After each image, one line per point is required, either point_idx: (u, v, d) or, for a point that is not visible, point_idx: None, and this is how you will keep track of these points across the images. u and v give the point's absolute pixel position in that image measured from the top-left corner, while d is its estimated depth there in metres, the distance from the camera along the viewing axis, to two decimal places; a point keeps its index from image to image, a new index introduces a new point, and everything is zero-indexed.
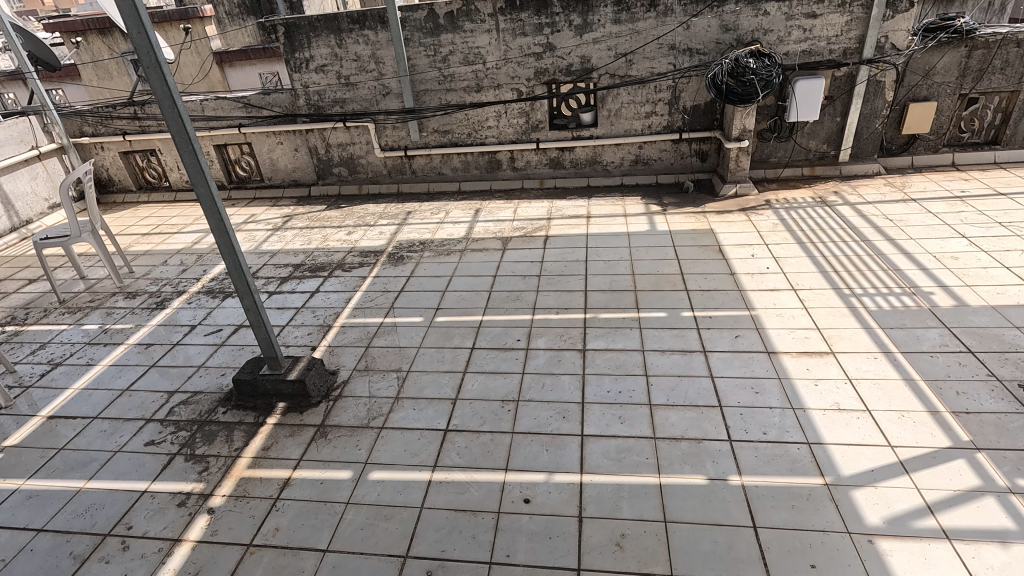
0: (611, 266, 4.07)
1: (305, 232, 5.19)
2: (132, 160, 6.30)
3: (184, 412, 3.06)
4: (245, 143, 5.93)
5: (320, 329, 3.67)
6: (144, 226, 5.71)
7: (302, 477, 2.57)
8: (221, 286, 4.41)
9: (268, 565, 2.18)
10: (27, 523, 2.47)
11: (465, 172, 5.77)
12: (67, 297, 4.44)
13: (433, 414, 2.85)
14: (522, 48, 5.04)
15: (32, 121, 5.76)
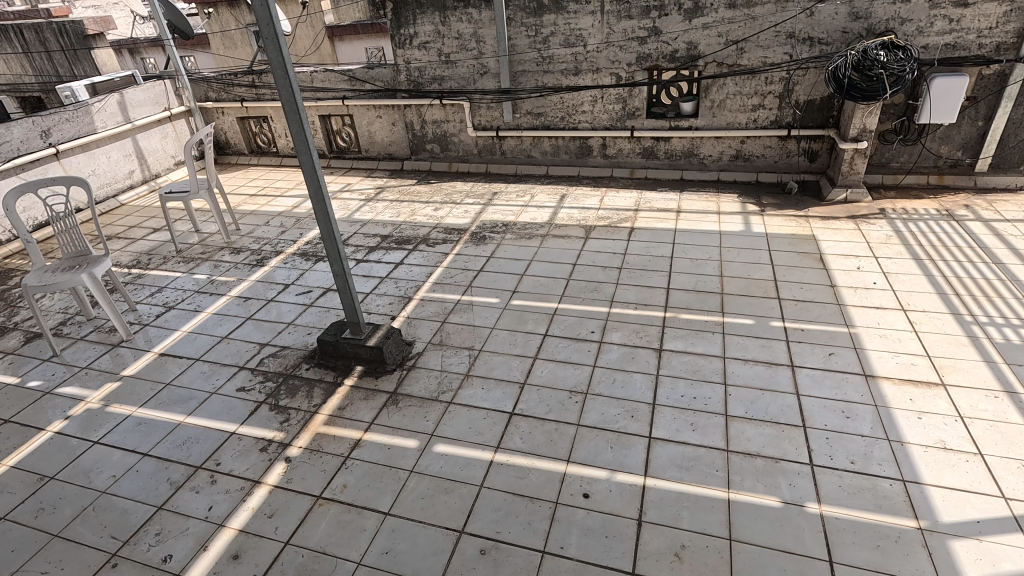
0: (698, 265, 3.89)
1: (395, 205, 5.36)
2: (247, 125, 6.78)
3: (272, 364, 3.29)
4: (347, 115, 6.20)
5: (400, 300, 3.79)
6: (252, 188, 6.14)
7: (372, 440, 2.69)
8: (315, 250, 4.67)
9: (335, 519, 2.31)
10: (135, 447, 2.77)
11: (555, 156, 5.71)
12: (183, 248, 4.88)
13: (500, 396, 2.88)
14: (626, 32, 4.88)
15: (166, 85, 6.34)
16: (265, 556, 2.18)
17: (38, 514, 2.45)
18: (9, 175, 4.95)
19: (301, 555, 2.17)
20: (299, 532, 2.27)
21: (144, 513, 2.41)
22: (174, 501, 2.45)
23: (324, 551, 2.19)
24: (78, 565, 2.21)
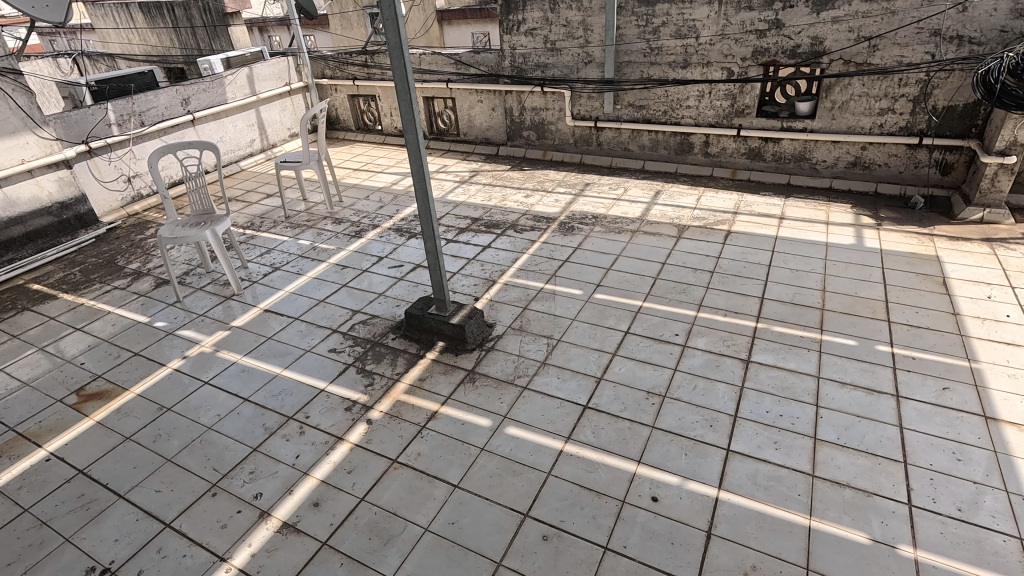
0: (798, 277, 3.65)
1: (488, 189, 5.46)
2: (356, 103, 7.13)
3: (362, 331, 3.48)
4: (450, 98, 6.36)
5: (485, 282, 3.87)
6: (356, 163, 6.48)
7: (447, 414, 2.78)
8: (409, 226, 4.86)
9: (407, 483, 2.42)
10: (238, 391, 3.05)
11: (653, 151, 5.55)
12: (292, 214, 5.26)
13: (575, 388, 2.87)
14: (744, 24, 4.62)
15: (289, 62, 6.80)
16: (342, 508, 2.33)
17: (156, 440, 2.76)
18: (153, 137, 5.54)
19: (374, 512, 2.30)
20: (374, 490, 2.40)
21: (242, 452, 2.65)
22: (267, 445, 2.68)
23: (395, 512, 2.30)
24: (184, 490, 2.47)
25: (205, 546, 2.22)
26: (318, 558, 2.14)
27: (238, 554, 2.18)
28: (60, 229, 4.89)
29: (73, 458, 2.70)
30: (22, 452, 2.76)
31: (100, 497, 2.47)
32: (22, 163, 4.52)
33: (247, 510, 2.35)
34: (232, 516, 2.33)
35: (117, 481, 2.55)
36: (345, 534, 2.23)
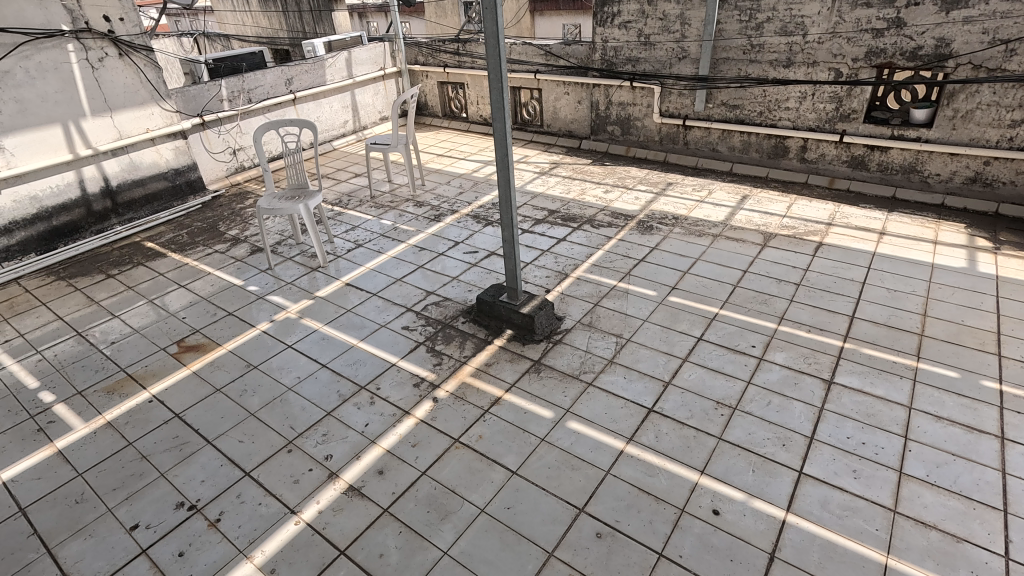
0: (895, 298, 3.38)
1: (567, 182, 5.43)
2: (445, 90, 7.27)
3: (434, 312, 3.58)
4: (536, 89, 6.36)
5: (557, 275, 3.87)
6: (439, 149, 6.64)
7: (511, 401, 2.82)
8: (486, 214, 4.93)
9: (467, 464, 2.48)
10: (317, 357, 3.24)
11: (743, 153, 5.30)
12: (377, 194, 5.48)
13: (641, 390, 2.82)
14: (859, 22, 4.30)
15: (385, 48, 7.05)
16: (403, 479, 2.43)
17: (242, 394, 2.99)
18: (258, 114, 5.93)
19: (434, 487, 2.38)
20: (435, 466, 2.48)
21: (317, 414, 2.82)
22: (339, 411, 2.83)
23: (453, 489, 2.37)
24: (264, 443, 2.66)
25: (278, 497, 2.38)
26: (379, 523, 2.25)
27: (307, 509, 2.32)
28: (173, 194, 5.36)
29: (172, 402, 2.97)
30: (129, 392, 3.07)
31: (192, 440, 2.71)
32: (147, 132, 5.00)
33: (317, 469, 2.50)
34: (304, 472, 2.49)
35: (206, 428, 2.78)
36: (405, 504, 2.32)
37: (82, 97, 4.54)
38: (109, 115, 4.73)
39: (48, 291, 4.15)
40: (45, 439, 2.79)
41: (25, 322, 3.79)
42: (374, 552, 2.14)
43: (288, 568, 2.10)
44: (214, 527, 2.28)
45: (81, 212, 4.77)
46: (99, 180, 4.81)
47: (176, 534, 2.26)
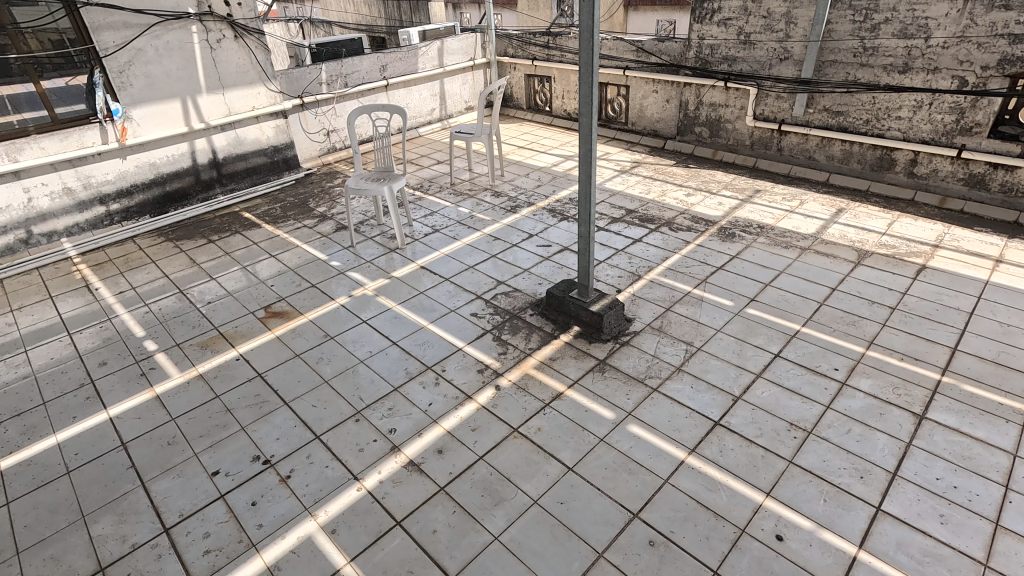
0: (1007, 333, 3.06)
1: (647, 182, 5.31)
2: (531, 83, 7.25)
3: (503, 301, 3.63)
4: (624, 86, 6.23)
5: (630, 276, 3.80)
6: (521, 141, 6.68)
7: (572, 397, 2.81)
8: (562, 208, 4.91)
9: (524, 454, 2.50)
10: (389, 334, 3.36)
11: (843, 164, 4.95)
12: (456, 182, 5.59)
13: (708, 402, 2.72)
14: (993, 26, 3.89)
15: (476, 38, 7.15)
16: (461, 461, 2.48)
17: (318, 362, 3.16)
18: (353, 98, 6.20)
19: (489, 473, 2.42)
20: (492, 452, 2.52)
21: (384, 388, 2.93)
22: (406, 388, 2.93)
23: (509, 477, 2.40)
24: (335, 410, 2.81)
25: (343, 463, 2.51)
26: (435, 500, 2.31)
27: (369, 477, 2.43)
28: (270, 169, 5.72)
29: (256, 362, 3.19)
30: (220, 349, 3.33)
31: (271, 400, 2.90)
32: (252, 110, 5.35)
33: (381, 441, 2.61)
34: (369, 443, 2.60)
35: (284, 390, 2.97)
36: (461, 485, 2.37)
37: (200, 75, 4.93)
38: (221, 93, 5.11)
39: (158, 251, 4.56)
40: (146, 383, 3.08)
41: (136, 277, 4.19)
42: (428, 527, 2.20)
43: (348, 530, 2.21)
44: (284, 482, 2.44)
45: (190, 180, 5.20)
46: (208, 152, 5.21)
47: (251, 485, 2.43)
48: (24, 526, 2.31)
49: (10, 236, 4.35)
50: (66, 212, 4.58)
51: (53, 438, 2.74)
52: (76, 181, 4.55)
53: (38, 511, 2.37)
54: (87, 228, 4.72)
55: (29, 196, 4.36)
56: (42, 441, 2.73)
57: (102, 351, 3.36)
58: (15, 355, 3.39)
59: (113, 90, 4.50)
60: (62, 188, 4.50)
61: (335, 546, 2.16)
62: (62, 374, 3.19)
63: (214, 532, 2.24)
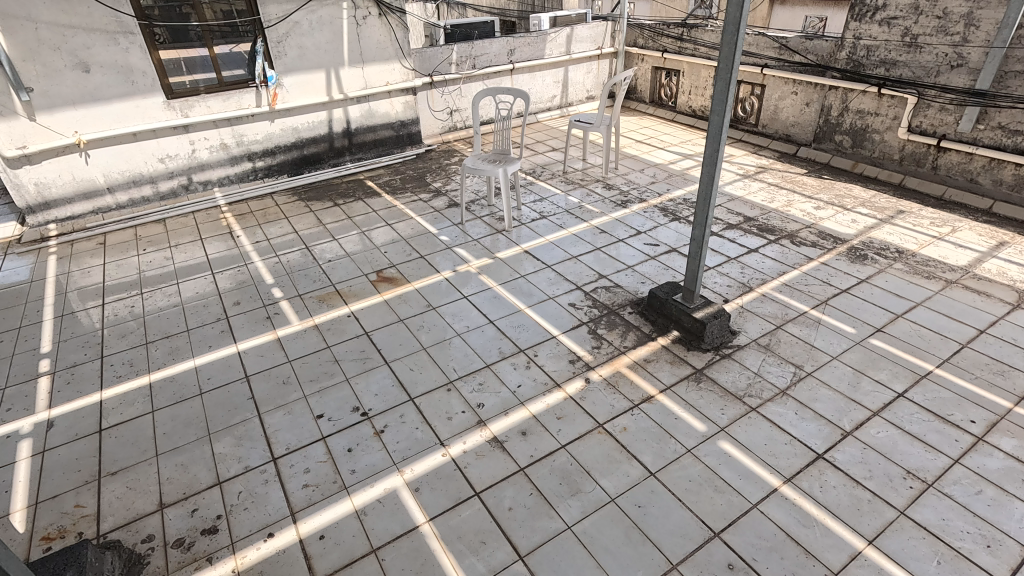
0: None
1: (773, 189, 4.97)
2: (658, 76, 7.02)
3: (603, 296, 3.59)
4: (759, 85, 5.85)
5: (740, 286, 3.60)
6: (640, 135, 6.51)
7: (663, 403, 2.73)
8: (675, 208, 4.74)
9: (606, 450, 2.48)
10: (487, 312, 3.45)
11: (1012, 191, 4.31)
12: (569, 171, 5.57)
13: (813, 432, 2.53)
14: None
15: (607, 27, 7.02)
16: (543, 446, 2.51)
17: (419, 329, 3.33)
18: (478, 80, 6.35)
19: (570, 462, 2.43)
20: (574, 443, 2.52)
21: (477, 364, 3.03)
22: (497, 366, 3.00)
23: (589, 471, 2.39)
24: (429, 377, 2.95)
25: (432, 428, 2.63)
26: (513, 479, 2.36)
27: (454, 446, 2.53)
28: (395, 142, 6.04)
29: (364, 321, 3.42)
30: (334, 304, 3.60)
31: (373, 358, 3.10)
32: (386, 85, 5.66)
33: (469, 413, 2.70)
34: (458, 413, 2.71)
35: (386, 350, 3.16)
36: (540, 469, 2.40)
37: (345, 49, 5.28)
38: (361, 67, 5.45)
39: (291, 208, 5.00)
40: (270, 326, 3.41)
41: (271, 229, 4.63)
42: (504, 504, 2.26)
43: (430, 491, 2.33)
44: (378, 436, 2.61)
45: (325, 146, 5.63)
46: (343, 122, 5.61)
47: (349, 432, 2.63)
48: (163, 433, 2.67)
49: (176, 181, 4.99)
50: (220, 164, 5.15)
51: (192, 362, 3.13)
52: (231, 138, 5.10)
53: (174, 422, 2.73)
54: (235, 181, 5.29)
55: (193, 148, 4.95)
56: (183, 363, 3.13)
57: (237, 292, 3.77)
58: (169, 285, 3.90)
59: (270, 58, 4.95)
60: (220, 143, 5.06)
61: (417, 503, 2.28)
62: (204, 307, 3.62)
63: (313, 469, 2.45)
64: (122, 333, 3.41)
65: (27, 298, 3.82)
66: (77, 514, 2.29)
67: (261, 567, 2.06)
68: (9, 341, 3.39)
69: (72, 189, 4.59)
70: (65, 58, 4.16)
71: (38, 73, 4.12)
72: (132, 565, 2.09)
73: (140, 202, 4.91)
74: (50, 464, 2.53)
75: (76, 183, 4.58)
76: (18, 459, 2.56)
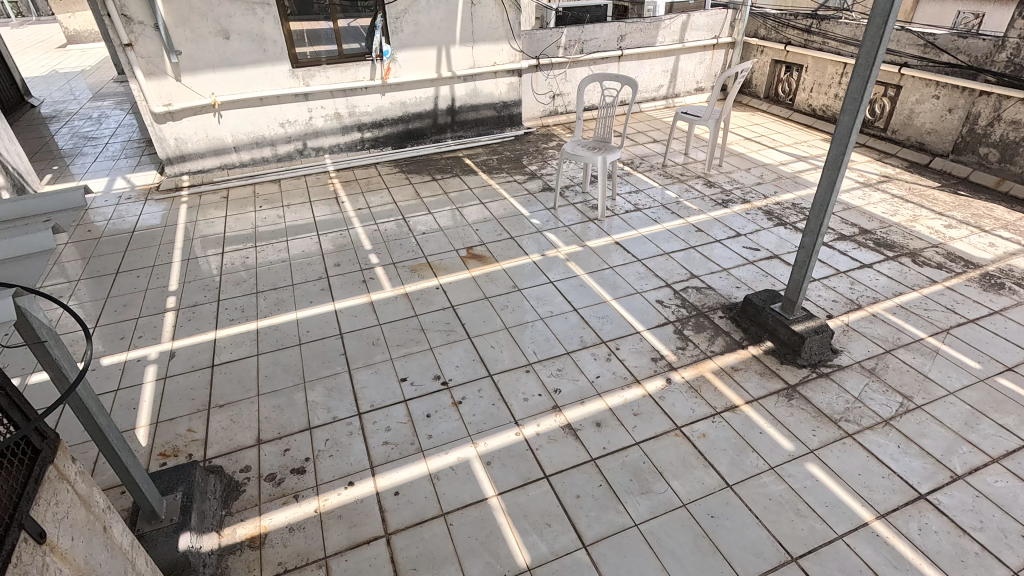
0: None
1: (896, 201, 4.54)
2: (777, 70, 6.58)
3: (693, 296, 3.46)
4: (895, 86, 5.32)
5: (847, 303, 3.34)
6: (749, 132, 6.16)
7: (748, 414, 2.60)
8: (782, 212, 4.45)
9: (682, 454, 2.41)
10: (572, 299, 3.44)
11: None
12: (669, 164, 5.39)
13: (916, 469, 2.32)
14: None
15: (727, 15, 6.64)
16: (617, 440, 2.48)
17: (503, 309, 3.38)
18: (585, 65, 6.24)
19: (643, 460, 2.38)
20: (649, 442, 2.47)
21: (558, 349, 3.04)
22: (577, 354, 3.00)
23: (662, 471, 2.34)
24: (509, 356, 2.99)
25: (508, 406, 2.68)
26: (584, 468, 2.36)
27: (528, 426, 2.56)
28: (495, 123, 6.11)
29: (451, 294, 3.53)
30: (425, 275, 3.73)
31: (457, 331, 3.20)
32: (493, 65, 5.72)
33: (545, 397, 2.72)
34: (534, 395, 2.74)
35: (470, 325, 3.24)
36: (612, 463, 2.38)
37: (457, 28, 5.38)
38: (471, 46, 5.54)
39: (392, 179, 5.22)
40: (365, 289, 3.60)
41: (372, 198, 4.86)
42: (572, 490, 2.27)
43: (500, 467, 2.38)
44: (456, 406, 2.69)
45: (428, 122, 5.80)
46: (448, 99, 5.74)
47: (429, 399, 2.73)
48: (265, 375, 2.91)
49: (292, 145, 5.35)
50: (333, 133, 5.45)
51: (294, 314, 3.38)
52: (345, 108, 5.37)
53: (275, 366, 2.97)
54: (345, 149, 5.59)
55: (310, 116, 5.27)
56: (286, 315, 3.38)
57: (338, 254, 4.00)
58: (279, 242, 4.21)
59: (387, 33, 5.14)
60: (334, 112, 5.35)
61: (487, 476, 2.34)
62: (308, 265, 3.88)
63: (394, 428, 2.58)
64: (236, 281, 3.73)
65: (160, 240, 4.27)
66: (189, 438, 2.55)
67: (340, 511, 2.21)
68: (144, 277, 3.82)
69: (204, 146, 5.05)
70: (210, 25, 4.55)
71: (187, 37, 4.54)
72: (230, 490, 2.31)
73: (260, 162, 5.32)
74: (170, 389, 2.84)
75: (208, 140, 5.04)
76: (144, 382, 2.89)
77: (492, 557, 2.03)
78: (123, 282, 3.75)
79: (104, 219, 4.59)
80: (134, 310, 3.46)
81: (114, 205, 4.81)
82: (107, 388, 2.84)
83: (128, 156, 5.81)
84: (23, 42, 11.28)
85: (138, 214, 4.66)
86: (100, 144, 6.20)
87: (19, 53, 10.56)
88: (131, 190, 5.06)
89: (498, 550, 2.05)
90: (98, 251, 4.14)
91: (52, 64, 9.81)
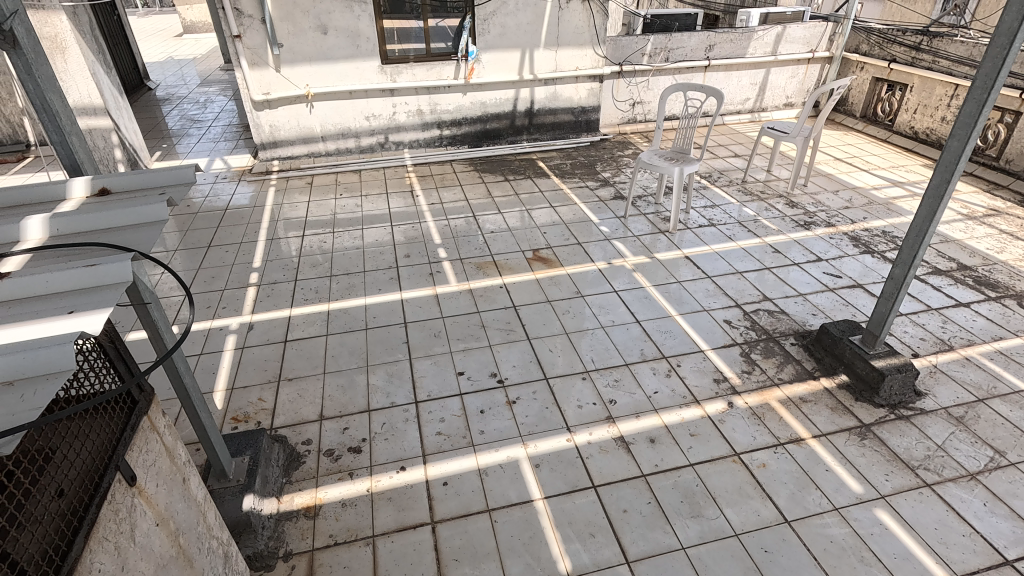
0: None
1: (1005, 238, 4.15)
2: (878, 88, 6.17)
3: (764, 319, 3.31)
4: (1014, 112, 4.87)
5: (937, 342, 3.09)
6: (841, 152, 5.82)
7: (814, 449, 2.47)
8: (869, 239, 4.18)
9: (738, 482, 2.32)
10: (635, 311, 3.38)
11: None
12: (750, 180, 5.19)
13: (1003, 532, 2.11)
14: None
15: (827, 28, 6.30)
16: (670, 459, 2.42)
17: (564, 313, 3.38)
18: (669, 74, 6.12)
19: (696, 483, 2.31)
20: (704, 465, 2.39)
21: (617, 359, 3.00)
22: (636, 367, 2.94)
23: (715, 497, 2.26)
24: (567, 362, 2.98)
25: (561, 411, 2.67)
26: (633, 483, 2.32)
27: (580, 434, 2.55)
28: (572, 127, 6.11)
29: (514, 295, 3.56)
30: (490, 273, 3.79)
31: (517, 332, 3.22)
32: (575, 70, 5.71)
33: (599, 406, 2.69)
34: (588, 403, 2.71)
35: (531, 327, 3.26)
36: (663, 481, 2.32)
37: (543, 32, 5.42)
38: (555, 50, 5.56)
39: (466, 177, 5.33)
40: (431, 282, 3.69)
41: (445, 194, 4.99)
42: (620, 504, 2.23)
43: (549, 471, 2.37)
44: (509, 405, 2.71)
45: (506, 123, 5.87)
46: (527, 102, 5.80)
47: (484, 395, 2.77)
48: (331, 355, 3.05)
49: (375, 138, 5.58)
50: (414, 129, 5.64)
51: (363, 300, 3.52)
52: (427, 105, 5.54)
53: (342, 348, 3.11)
54: (424, 145, 5.77)
55: (394, 111, 5.47)
56: (355, 300, 3.52)
57: (408, 246, 4.13)
58: (355, 229, 4.40)
59: (475, 35, 5.26)
60: (417, 109, 5.53)
61: (535, 478, 2.34)
62: (380, 254, 4.03)
63: (448, 420, 2.63)
64: (312, 263, 3.93)
65: (249, 219, 4.57)
66: (259, 406, 2.72)
67: (390, 494, 2.28)
68: (232, 252, 4.09)
69: (295, 134, 5.36)
70: (311, 20, 4.82)
71: (289, 31, 4.82)
72: (292, 460, 2.43)
73: (344, 153, 5.58)
74: (246, 358, 3.04)
75: (299, 129, 5.34)
76: (224, 349, 3.10)
77: (533, 559, 2.03)
78: (213, 256, 4.04)
79: (202, 196, 4.97)
80: (221, 283, 3.71)
81: (211, 183, 5.20)
82: (192, 352, 3.08)
83: (227, 139, 6.26)
84: (145, 31, 12.36)
85: (231, 193, 5.01)
86: (204, 127, 6.71)
87: (141, 40, 11.57)
88: (227, 171, 5.44)
89: (540, 554, 2.05)
90: (194, 225, 4.48)
91: (168, 52, 10.71)
